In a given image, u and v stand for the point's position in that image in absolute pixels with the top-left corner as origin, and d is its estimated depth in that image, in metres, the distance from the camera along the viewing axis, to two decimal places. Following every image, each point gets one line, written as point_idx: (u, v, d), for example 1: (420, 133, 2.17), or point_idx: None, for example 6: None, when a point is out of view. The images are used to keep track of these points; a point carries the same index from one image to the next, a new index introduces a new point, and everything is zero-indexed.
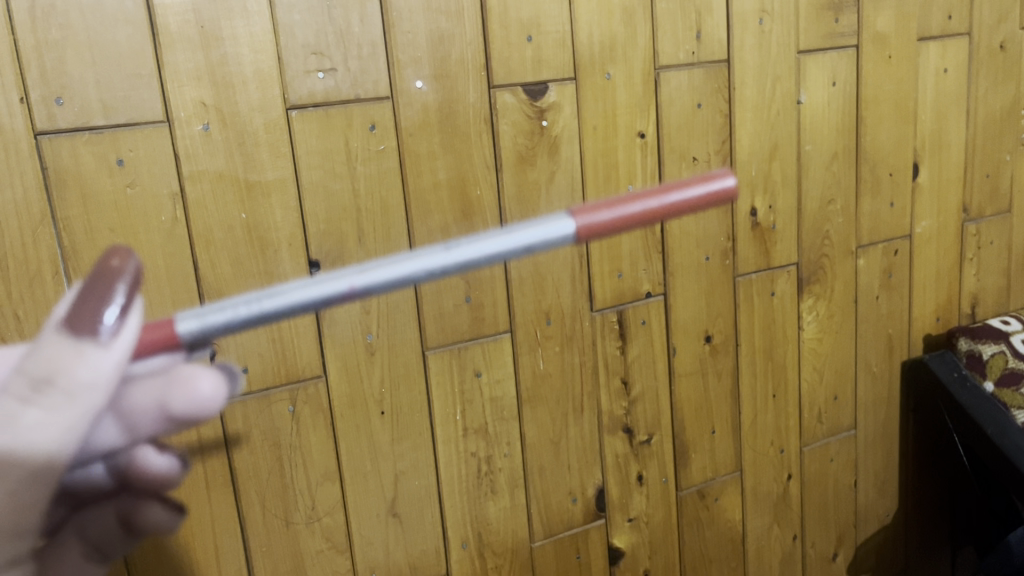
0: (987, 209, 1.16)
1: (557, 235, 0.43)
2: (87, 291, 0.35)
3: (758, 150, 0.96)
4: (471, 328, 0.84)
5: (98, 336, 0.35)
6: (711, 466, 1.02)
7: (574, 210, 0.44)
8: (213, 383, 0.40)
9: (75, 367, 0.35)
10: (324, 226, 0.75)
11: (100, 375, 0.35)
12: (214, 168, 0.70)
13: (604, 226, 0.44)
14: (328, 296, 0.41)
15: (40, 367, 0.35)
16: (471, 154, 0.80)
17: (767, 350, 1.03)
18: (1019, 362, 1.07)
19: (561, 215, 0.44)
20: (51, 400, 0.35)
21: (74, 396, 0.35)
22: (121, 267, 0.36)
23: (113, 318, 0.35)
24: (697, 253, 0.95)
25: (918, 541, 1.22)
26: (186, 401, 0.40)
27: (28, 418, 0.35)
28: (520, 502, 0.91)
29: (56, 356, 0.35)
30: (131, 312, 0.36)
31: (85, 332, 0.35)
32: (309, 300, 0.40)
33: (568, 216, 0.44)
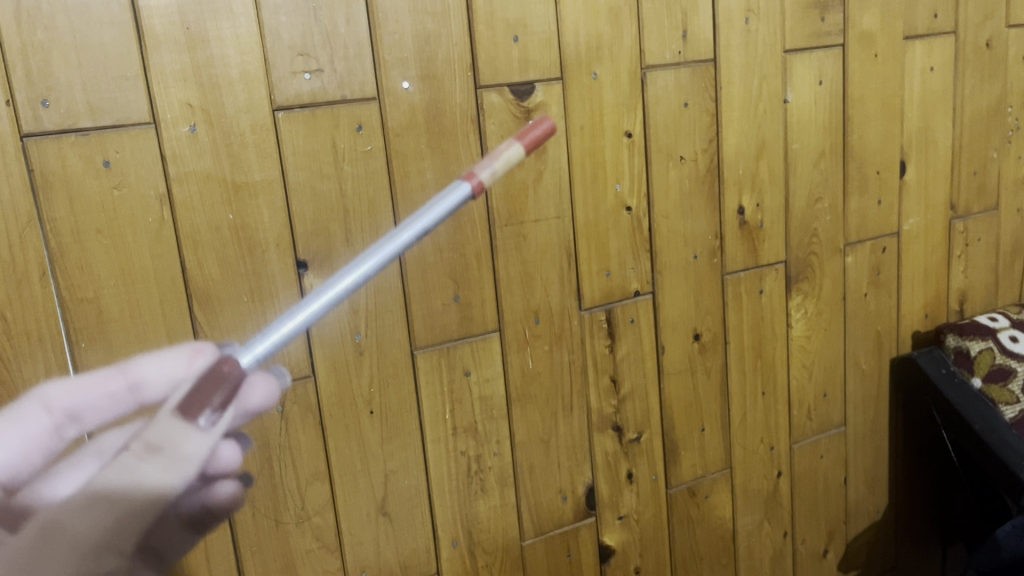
0: (975, 206, 1.16)
1: (462, 198, 0.55)
2: (205, 385, 0.44)
3: (745, 148, 0.96)
4: (459, 327, 0.84)
5: (202, 422, 0.43)
6: (701, 464, 1.03)
7: (464, 176, 0.56)
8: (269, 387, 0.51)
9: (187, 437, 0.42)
10: (312, 226, 0.76)
11: (201, 450, 0.43)
12: (201, 169, 0.71)
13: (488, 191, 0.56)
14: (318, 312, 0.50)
15: (158, 435, 0.42)
16: (458, 153, 0.81)
17: (756, 348, 1.03)
18: (1008, 358, 1.08)
19: (456, 183, 0.56)
20: (161, 460, 0.41)
21: (181, 461, 0.42)
22: (231, 372, 0.45)
23: (216, 409, 0.44)
24: (685, 251, 0.95)
25: (909, 536, 1.22)
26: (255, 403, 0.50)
27: (143, 470, 0.41)
28: (510, 501, 0.91)
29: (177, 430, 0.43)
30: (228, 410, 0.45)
31: (200, 413, 0.43)
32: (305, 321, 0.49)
33: (463, 183, 0.55)
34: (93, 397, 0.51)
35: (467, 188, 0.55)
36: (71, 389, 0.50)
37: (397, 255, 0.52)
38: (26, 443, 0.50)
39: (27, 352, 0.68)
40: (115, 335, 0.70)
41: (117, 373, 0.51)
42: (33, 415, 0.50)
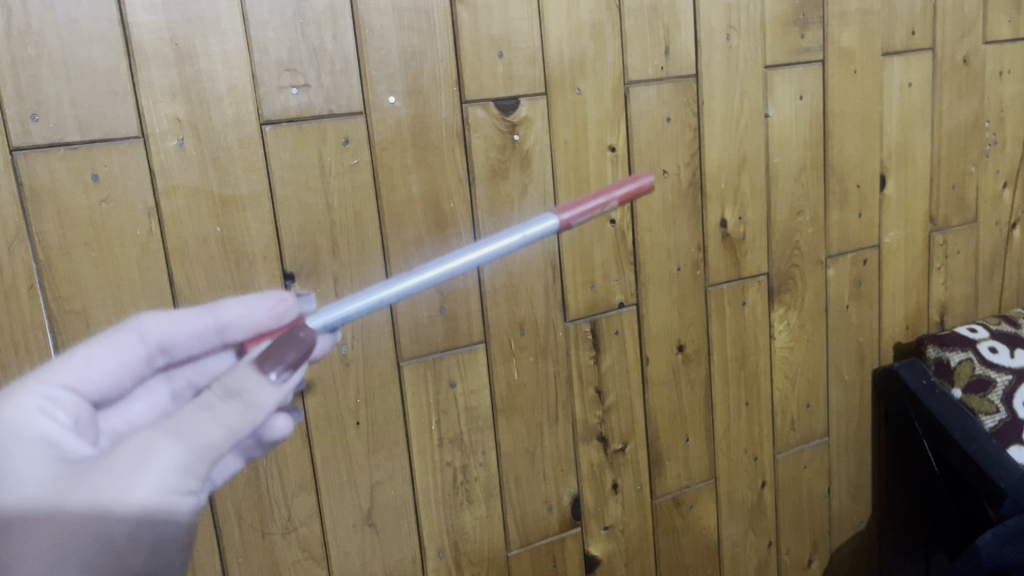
0: (954, 220, 1.18)
1: (545, 228, 0.58)
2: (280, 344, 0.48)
3: (727, 162, 0.98)
4: (445, 339, 0.85)
5: (273, 377, 0.47)
6: (686, 474, 1.04)
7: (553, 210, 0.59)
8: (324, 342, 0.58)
9: (194, 476, 0.44)
10: (299, 239, 0.77)
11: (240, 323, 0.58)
12: (189, 183, 0.71)
13: (578, 217, 0.60)
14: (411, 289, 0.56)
15: (236, 380, 0.47)
16: (444, 167, 0.82)
17: (739, 358, 1.04)
18: (987, 369, 1.09)
19: (547, 214, 0.59)
20: (234, 404, 0.46)
21: (251, 411, 0.47)
22: (307, 338, 0.49)
23: (288, 367, 0.48)
24: (669, 264, 0.97)
25: (892, 549, 1.24)
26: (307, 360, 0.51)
27: (215, 417, 0.45)
28: (495, 511, 0.92)
29: (194, 426, 0.45)
30: (295, 372, 0.49)
31: (272, 369, 0.47)
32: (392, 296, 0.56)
33: (552, 216, 0.59)
34: (184, 333, 0.58)
35: (553, 218, 0.59)
36: (166, 323, 0.58)
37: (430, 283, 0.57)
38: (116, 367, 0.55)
39: (16, 364, 0.68)
40: None
41: (205, 314, 0.59)
42: (132, 341, 0.56)
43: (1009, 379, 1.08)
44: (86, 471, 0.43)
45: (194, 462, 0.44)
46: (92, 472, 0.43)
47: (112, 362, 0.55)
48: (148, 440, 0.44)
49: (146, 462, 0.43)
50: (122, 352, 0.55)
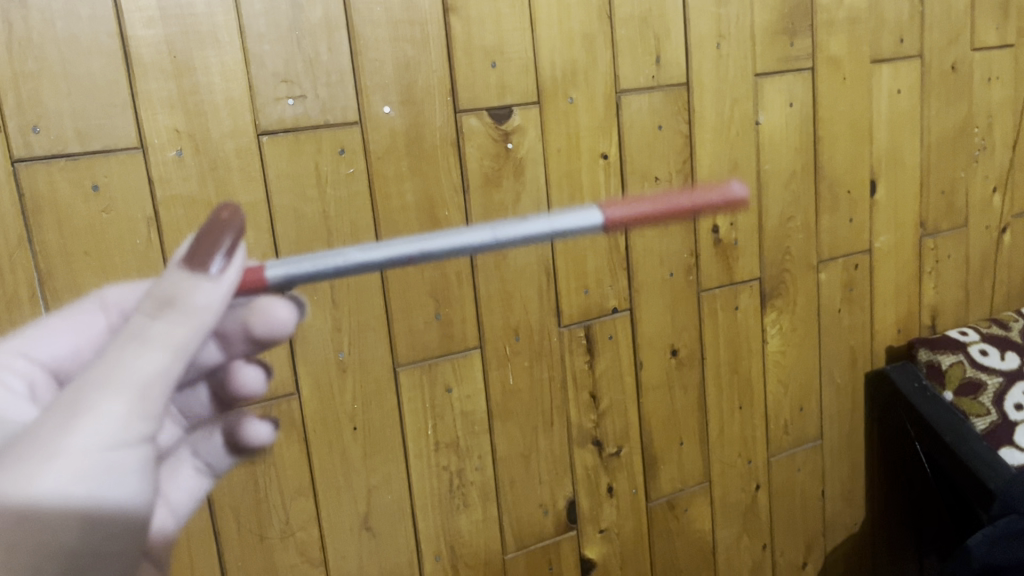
0: (944, 224, 1.19)
1: (588, 221, 0.51)
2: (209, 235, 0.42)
3: (718, 169, 0.99)
4: (441, 345, 0.87)
5: (210, 271, 0.41)
6: (680, 477, 1.05)
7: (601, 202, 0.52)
8: (288, 310, 0.51)
9: (131, 427, 0.39)
10: (296, 247, 0.78)
11: None
12: (188, 193, 0.73)
13: (635, 219, 0.52)
14: (403, 258, 0.49)
15: (166, 289, 0.40)
16: (438, 175, 0.83)
17: (732, 363, 1.06)
18: (978, 371, 1.11)
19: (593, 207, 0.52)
20: (171, 320, 0.40)
21: (189, 319, 0.40)
22: (233, 219, 0.43)
23: (227, 256, 0.41)
24: (661, 269, 0.98)
25: (886, 551, 1.25)
26: (266, 326, 0.51)
27: (147, 345, 0.39)
28: (491, 514, 0.93)
29: (123, 365, 0.39)
30: (234, 259, 0.42)
31: (207, 263, 0.41)
32: (381, 259, 0.48)
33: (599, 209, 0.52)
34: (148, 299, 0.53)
35: (599, 216, 0.51)
36: (126, 289, 0.53)
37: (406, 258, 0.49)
38: (81, 340, 0.53)
39: None
40: None
41: None
42: (93, 312, 0.53)
43: (1000, 382, 1.09)
44: (13, 441, 0.39)
45: (129, 408, 0.39)
46: (18, 442, 0.38)
47: (75, 335, 0.53)
48: (73, 396, 0.38)
49: (74, 419, 0.38)
50: (80, 321, 0.53)
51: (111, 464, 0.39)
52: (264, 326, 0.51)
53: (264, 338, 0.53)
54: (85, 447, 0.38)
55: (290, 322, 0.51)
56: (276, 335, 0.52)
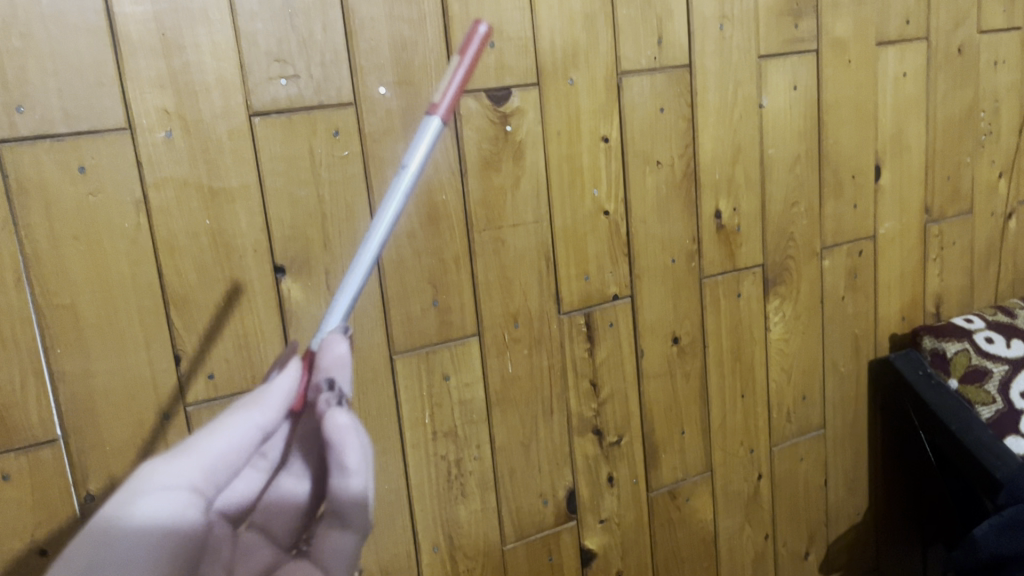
0: (949, 210, 1.18)
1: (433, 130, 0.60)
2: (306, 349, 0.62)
3: (721, 153, 0.97)
4: (438, 332, 0.85)
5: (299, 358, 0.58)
6: (682, 467, 1.03)
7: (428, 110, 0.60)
8: (335, 343, 0.58)
9: (164, 477, 0.50)
10: (290, 232, 0.76)
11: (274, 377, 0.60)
12: (178, 175, 0.71)
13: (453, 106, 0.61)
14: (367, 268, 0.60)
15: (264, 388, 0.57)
16: (436, 158, 0.81)
17: (735, 351, 1.04)
18: (983, 359, 1.09)
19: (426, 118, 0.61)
20: (233, 414, 0.53)
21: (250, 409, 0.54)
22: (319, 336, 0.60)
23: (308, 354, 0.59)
24: (663, 256, 0.96)
25: (890, 537, 1.24)
26: (324, 358, 0.57)
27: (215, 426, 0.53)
28: (490, 504, 0.91)
29: (192, 441, 0.52)
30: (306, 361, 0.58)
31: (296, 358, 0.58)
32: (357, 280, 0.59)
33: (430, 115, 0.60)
34: None
35: (438, 121, 0.60)
36: None
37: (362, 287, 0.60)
38: None
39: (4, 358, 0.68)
40: (92, 340, 0.70)
41: None
42: None
43: (1006, 370, 1.07)
44: None
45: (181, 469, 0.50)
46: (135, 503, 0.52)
47: None
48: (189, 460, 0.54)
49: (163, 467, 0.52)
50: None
51: (126, 514, 0.47)
52: (325, 369, 0.57)
53: (328, 372, 0.57)
54: (132, 486, 0.49)
55: (337, 345, 0.58)
56: (336, 364, 0.57)
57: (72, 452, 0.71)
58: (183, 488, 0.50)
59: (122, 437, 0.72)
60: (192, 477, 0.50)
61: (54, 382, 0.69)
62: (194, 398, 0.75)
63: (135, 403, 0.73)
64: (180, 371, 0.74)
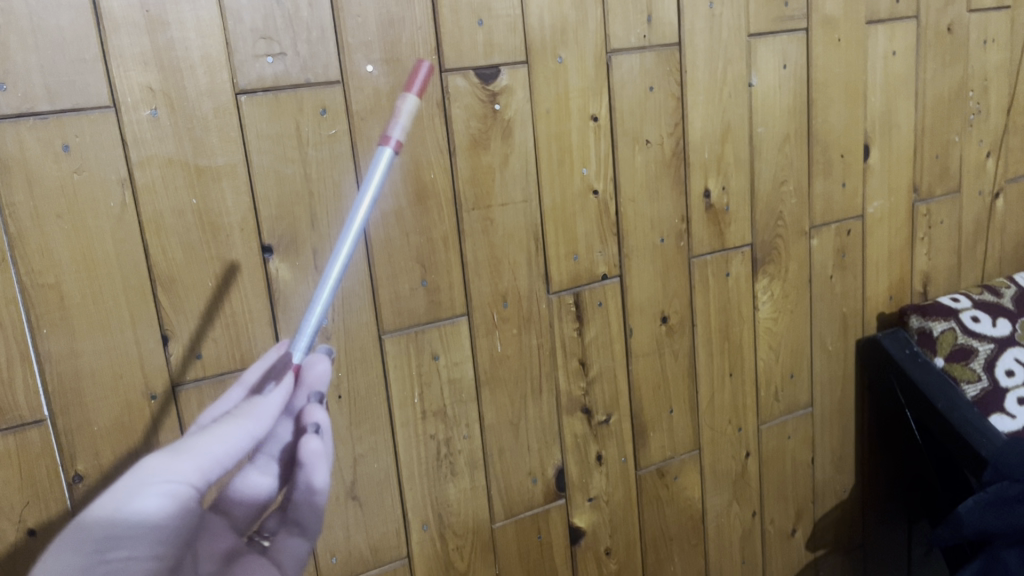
0: (937, 189, 1.18)
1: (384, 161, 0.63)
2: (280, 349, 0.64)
3: (711, 132, 0.97)
4: (427, 312, 0.85)
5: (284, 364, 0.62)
6: (670, 445, 1.04)
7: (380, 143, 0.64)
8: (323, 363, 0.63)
9: (165, 477, 0.51)
10: (277, 211, 0.76)
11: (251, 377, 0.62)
12: (164, 154, 0.70)
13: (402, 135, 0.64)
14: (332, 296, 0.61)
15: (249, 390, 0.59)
16: (424, 137, 0.81)
17: (723, 330, 1.04)
18: (969, 338, 1.09)
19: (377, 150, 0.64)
20: (229, 419, 0.55)
21: (247, 418, 0.55)
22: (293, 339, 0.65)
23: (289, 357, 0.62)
24: (652, 235, 0.96)
25: (876, 512, 1.25)
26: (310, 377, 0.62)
27: (213, 429, 0.54)
28: (480, 483, 0.92)
29: (191, 441, 0.53)
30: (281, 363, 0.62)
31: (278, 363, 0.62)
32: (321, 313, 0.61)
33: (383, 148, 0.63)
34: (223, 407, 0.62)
35: (390, 151, 0.63)
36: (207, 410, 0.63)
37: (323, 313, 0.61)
38: None
39: None
40: (78, 320, 0.70)
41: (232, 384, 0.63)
42: None
43: (991, 348, 1.08)
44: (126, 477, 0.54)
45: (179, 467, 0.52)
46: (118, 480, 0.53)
47: None
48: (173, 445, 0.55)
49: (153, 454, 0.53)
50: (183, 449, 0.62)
51: (127, 507, 0.50)
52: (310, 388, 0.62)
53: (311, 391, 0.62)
54: (131, 480, 0.51)
55: (326, 364, 0.63)
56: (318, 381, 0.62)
57: (59, 432, 0.71)
58: (183, 488, 0.52)
59: (110, 417, 0.72)
60: (192, 477, 0.52)
61: (40, 362, 0.69)
62: (182, 377, 0.75)
63: (122, 383, 0.72)
64: (167, 351, 0.74)
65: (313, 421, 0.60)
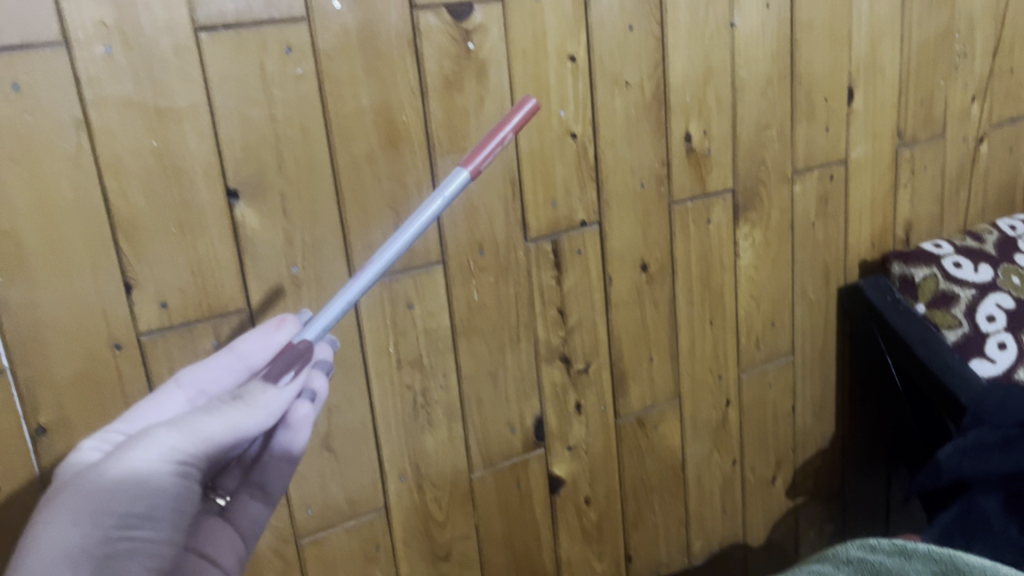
0: (921, 134, 1.16)
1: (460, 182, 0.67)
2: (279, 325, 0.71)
3: (692, 75, 0.95)
4: (401, 259, 0.83)
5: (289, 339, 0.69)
6: (650, 394, 1.03)
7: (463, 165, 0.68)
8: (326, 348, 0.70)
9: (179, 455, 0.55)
10: (242, 155, 0.73)
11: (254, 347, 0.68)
12: (121, 94, 0.67)
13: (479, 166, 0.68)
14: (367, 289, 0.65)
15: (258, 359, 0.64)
16: (395, 78, 0.78)
17: (704, 277, 1.03)
18: (951, 284, 1.09)
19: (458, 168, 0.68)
20: (240, 405, 0.58)
21: (258, 404, 0.58)
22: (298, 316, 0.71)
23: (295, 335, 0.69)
24: (632, 181, 0.94)
25: (856, 458, 1.25)
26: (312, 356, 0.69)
27: (223, 410, 0.57)
28: (458, 433, 0.91)
29: (206, 421, 0.56)
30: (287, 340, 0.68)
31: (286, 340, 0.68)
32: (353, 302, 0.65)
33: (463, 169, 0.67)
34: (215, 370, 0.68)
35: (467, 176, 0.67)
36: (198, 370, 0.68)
37: (352, 304, 0.65)
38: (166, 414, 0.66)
39: None
40: (35, 268, 0.67)
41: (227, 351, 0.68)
42: (172, 391, 0.67)
43: (972, 294, 1.08)
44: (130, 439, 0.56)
45: (186, 443, 0.55)
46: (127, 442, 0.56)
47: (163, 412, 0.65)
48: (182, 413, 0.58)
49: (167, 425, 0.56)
50: (165, 402, 0.66)
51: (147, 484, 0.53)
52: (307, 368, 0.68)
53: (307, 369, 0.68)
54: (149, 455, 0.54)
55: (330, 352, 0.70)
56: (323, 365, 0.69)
57: (19, 383, 0.69)
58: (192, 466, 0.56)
59: (73, 368, 0.70)
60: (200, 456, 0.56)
61: None
62: (146, 327, 0.72)
63: (84, 333, 0.70)
64: (131, 300, 0.71)
65: (311, 389, 0.66)
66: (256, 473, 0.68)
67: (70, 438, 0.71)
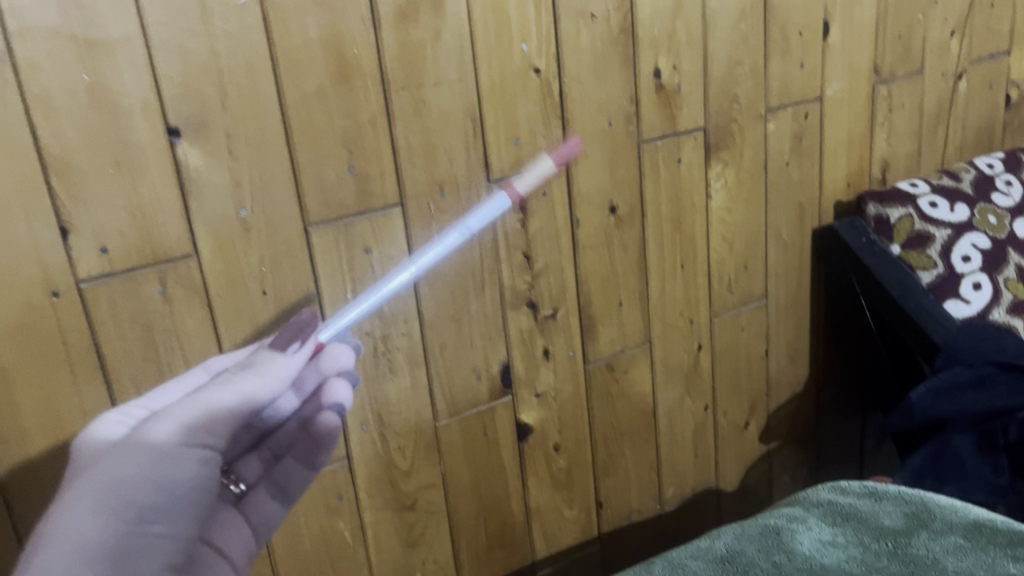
0: (900, 70, 1.13)
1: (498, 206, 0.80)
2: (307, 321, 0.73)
3: (661, 6, 0.91)
4: (357, 201, 0.79)
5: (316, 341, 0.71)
6: (620, 340, 1.01)
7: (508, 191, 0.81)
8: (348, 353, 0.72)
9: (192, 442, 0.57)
10: (183, 90, 0.69)
11: None
12: (47, 24, 0.63)
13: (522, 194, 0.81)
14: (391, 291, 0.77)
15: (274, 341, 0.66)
16: (344, 8, 0.74)
17: (675, 219, 1.00)
18: (926, 224, 1.06)
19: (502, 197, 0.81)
20: (250, 374, 0.60)
21: (268, 375, 0.61)
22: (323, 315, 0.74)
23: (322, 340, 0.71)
24: (599, 119, 0.91)
25: (830, 402, 1.25)
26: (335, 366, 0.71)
27: (235, 384, 0.59)
28: (421, 381, 0.88)
29: (215, 399, 0.58)
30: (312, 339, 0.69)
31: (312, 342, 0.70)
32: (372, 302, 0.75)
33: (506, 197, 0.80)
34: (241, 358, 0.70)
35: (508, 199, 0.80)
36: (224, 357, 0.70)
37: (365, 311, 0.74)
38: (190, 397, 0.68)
39: None
40: None
41: None
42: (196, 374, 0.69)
43: (948, 235, 1.06)
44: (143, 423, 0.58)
45: (200, 428, 0.58)
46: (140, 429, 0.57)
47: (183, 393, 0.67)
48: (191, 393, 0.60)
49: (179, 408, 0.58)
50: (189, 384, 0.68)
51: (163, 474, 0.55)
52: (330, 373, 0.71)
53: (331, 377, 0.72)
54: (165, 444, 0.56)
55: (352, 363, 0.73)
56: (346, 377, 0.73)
57: None
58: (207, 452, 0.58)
59: (8, 316, 0.67)
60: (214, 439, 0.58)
61: None
62: (86, 273, 0.69)
63: (19, 279, 0.67)
64: (68, 245, 0.68)
65: (335, 401, 0.71)
66: (279, 473, 0.73)
67: (10, 389, 0.69)
